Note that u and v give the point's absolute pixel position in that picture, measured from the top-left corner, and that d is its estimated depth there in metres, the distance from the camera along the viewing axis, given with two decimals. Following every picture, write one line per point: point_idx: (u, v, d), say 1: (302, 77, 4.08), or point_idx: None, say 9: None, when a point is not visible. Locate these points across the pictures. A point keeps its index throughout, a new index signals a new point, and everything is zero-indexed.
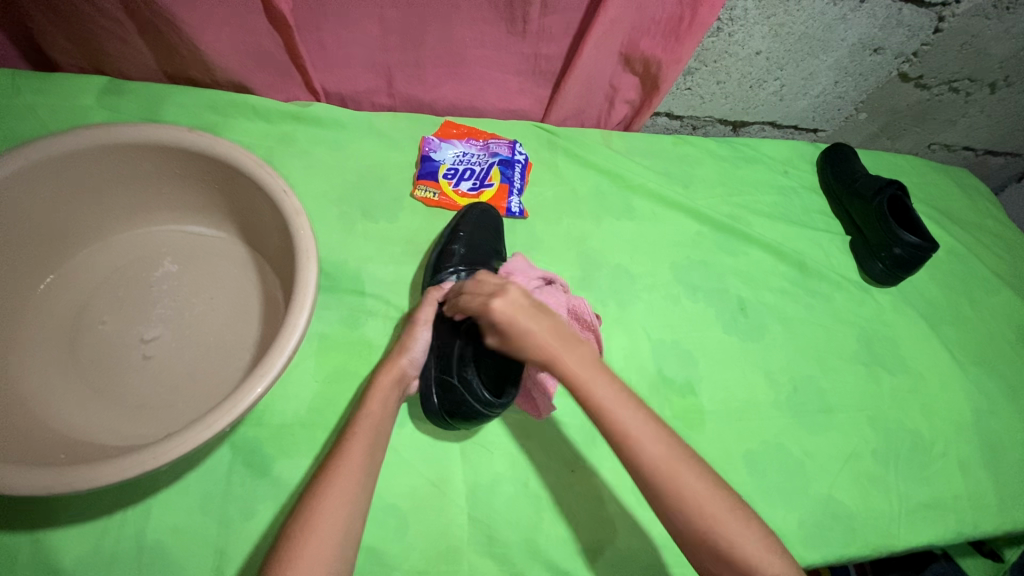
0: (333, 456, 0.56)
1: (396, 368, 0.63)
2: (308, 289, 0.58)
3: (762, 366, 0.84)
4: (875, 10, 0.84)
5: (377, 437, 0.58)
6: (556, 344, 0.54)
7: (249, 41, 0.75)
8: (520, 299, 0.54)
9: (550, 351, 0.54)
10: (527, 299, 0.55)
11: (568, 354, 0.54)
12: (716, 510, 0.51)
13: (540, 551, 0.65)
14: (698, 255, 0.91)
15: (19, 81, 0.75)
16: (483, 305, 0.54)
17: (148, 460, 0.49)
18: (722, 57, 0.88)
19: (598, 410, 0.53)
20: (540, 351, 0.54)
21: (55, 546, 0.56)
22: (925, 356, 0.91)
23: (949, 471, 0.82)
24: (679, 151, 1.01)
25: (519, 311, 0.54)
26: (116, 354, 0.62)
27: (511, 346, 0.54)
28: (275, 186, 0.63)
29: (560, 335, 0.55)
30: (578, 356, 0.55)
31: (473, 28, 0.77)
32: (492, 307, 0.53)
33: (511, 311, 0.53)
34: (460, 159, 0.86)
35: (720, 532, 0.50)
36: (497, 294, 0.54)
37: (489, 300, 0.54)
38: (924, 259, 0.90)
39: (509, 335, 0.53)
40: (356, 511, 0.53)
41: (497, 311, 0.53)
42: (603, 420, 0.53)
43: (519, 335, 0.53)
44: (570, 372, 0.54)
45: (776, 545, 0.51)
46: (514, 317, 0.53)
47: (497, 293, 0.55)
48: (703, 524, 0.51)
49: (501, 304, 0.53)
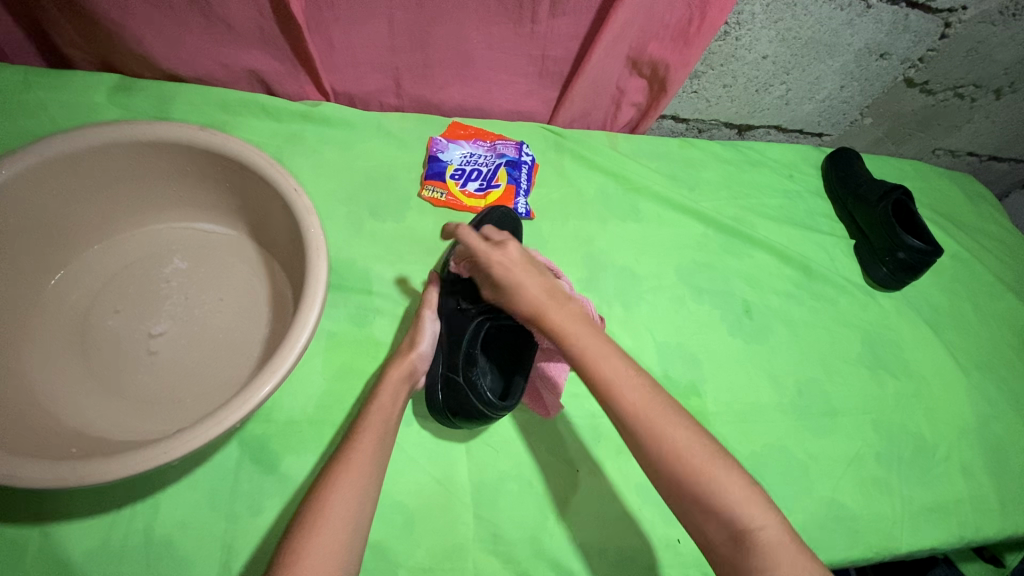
0: (342, 449, 0.56)
1: (407, 362, 0.63)
2: (319, 285, 0.59)
3: (766, 368, 0.84)
4: (882, 15, 0.84)
5: (386, 432, 0.59)
6: (547, 298, 0.56)
7: (261, 39, 0.76)
8: (514, 253, 0.58)
9: (541, 305, 0.56)
10: (521, 252, 0.59)
11: (555, 309, 0.56)
12: (699, 464, 0.51)
13: (544, 550, 0.65)
14: (703, 258, 0.92)
15: (31, 77, 0.76)
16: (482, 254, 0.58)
17: (160, 454, 0.49)
18: (729, 61, 0.88)
19: (579, 363, 0.54)
20: (529, 305, 0.57)
21: (63, 539, 0.56)
22: (928, 360, 0.91)
23: (951, 475, 0.82)
24: (685, 153, 1.01)
25: (512, 262, 0.58)
26: (122, 349, 0.63)
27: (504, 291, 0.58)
28: (286, 185, 0.63)
29: (554, 290, 0.58)
30: (568, 312, 0.56)
31: (482, 29, 0.78)
32: (490, 254, 0.58)
33: (504, 262, 0.57)
34: (467, 159, 0.86)
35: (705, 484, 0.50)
36: (496, 246, 0.59)
37: (488, 249, 0.58)
38: (928, 264, 0.90)
39: (502, 282, 0.57)
40: (365, 507, 0.53)
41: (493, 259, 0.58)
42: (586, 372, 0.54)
43: (511, 286, 0.57)
44: (555, 325, 0.56)
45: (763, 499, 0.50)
46: (510, 267, 0.57)
47: (497, 246, 0.59)
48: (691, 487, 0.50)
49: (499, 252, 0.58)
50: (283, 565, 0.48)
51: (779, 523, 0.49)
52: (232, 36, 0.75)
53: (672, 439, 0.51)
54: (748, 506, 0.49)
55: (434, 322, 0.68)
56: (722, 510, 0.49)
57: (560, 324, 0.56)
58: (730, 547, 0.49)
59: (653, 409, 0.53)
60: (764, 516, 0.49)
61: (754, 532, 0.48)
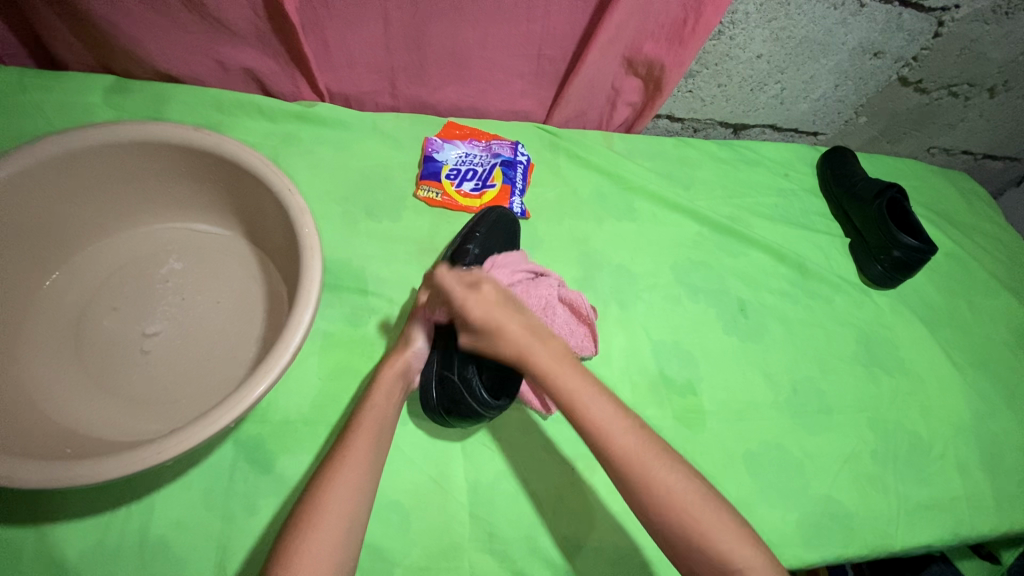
0: (337, 447, 0.56)
1: (400, 360, 0.64)
2: (312, 284, 0.59)
3: (762, 366, 0.85)
4: (875, 14, 0.85)
5: (381, 430, 0.59)
6: (533, 343, 0.56)
7: (256, 40, 0.76)
8: (491, 296, 0.57)
9: (526, 351, 0.55)
10: (495, 295, 0.57)
11: (541, 350, 0.56)
12: (683, 505, 0.53)
13: (540, 549, 0.65)
14: (699, 257, 0.92)
15: (25, 78, 0.76)
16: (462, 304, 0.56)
17: (154, 454, 0.49)
18: (723, 60, 0.89)
19: (569, 404, 0.55)
20: (515, 352, 0.55)
21: (59, 541, 0.56)
22: (923, 358, 0.92)
23: (947, 472, 0.82)
24: (680, 153, 1.01)
25: (491, 306, 0.56)
26: (116, 349, 0.63)
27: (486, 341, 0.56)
28: (281, 185, 0.63)
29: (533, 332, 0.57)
30: (555, 352, 0.57)
31: (476, 29, 0.78)
32: (469, 306, 0.55)
33: (481, 307, 0.55)
34: (463, 159, 0.87)
35: (689, 521, 0.52)
36: (471, 291, 0.56)
37: (466, 297, 0.56)
38: (922, 262, 0.91)
39: (484, 330, 0.55)
40: (361, 505, 0.53)
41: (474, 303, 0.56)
42: (573, 414, 0.55)
43: (496, 331, 0.55)
44: (544, 368, 0.55)
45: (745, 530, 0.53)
46: (490, 313, 0.55)
47: (472, 289, 0.57)
48: (674, 522, 0.53)
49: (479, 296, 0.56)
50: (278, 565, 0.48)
51: (762, 551, 0.52)
52: (226, 36, 0.75)
53: (657, 475, 0.53)
54: (732, 541, 0.52)
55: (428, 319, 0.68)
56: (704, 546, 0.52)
57: (544, 368, 0.55)
58: None
59: (642, 451, 0.54)
60: (746, 549, 0.51)
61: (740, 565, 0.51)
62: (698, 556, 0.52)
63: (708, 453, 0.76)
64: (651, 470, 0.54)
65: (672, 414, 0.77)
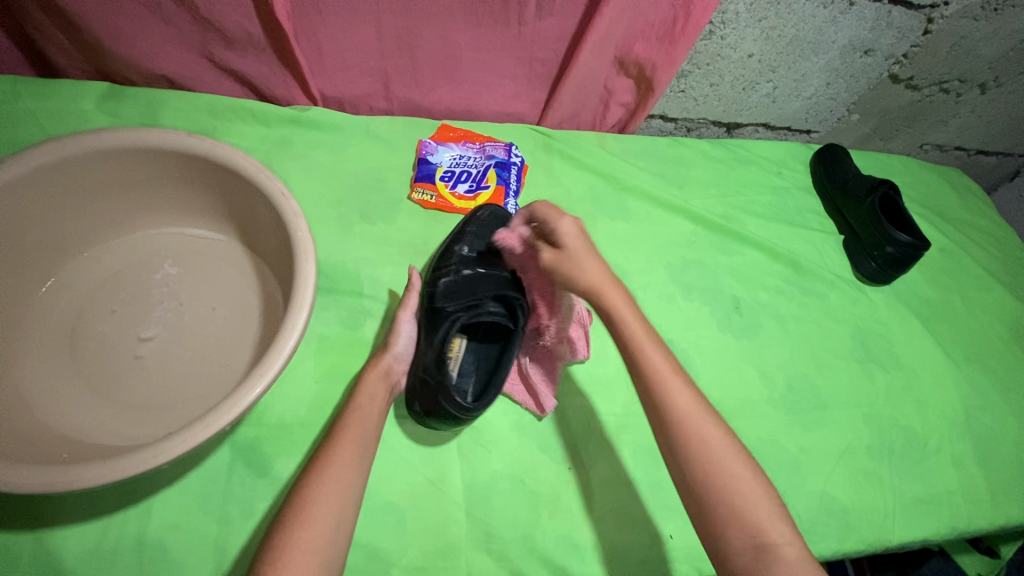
0: (326, 447, 0.57)
1: (381, 363, 0.65)
2: (307, 287, 0.59)
3: (757, 364, 0.85)
4: (865, 12, 0.85)
5: (367, 432, 0.59)
6: (609, 283, 0.58)
7: (248, 45, 0.76)
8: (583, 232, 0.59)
9: (598, 286, 0.58)
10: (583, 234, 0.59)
11: (617, 294, 0.58)
12: (727, 466, 0.54)
13: (537, 547, 0.65)
14: (693, 255, 0.92)
15: (20, 86, 0.76)
16: (552, 221, 0.59)
17: (149, 458, 0.49)
18: (715, 60, 0.89)
19: (633, 346, 0.58)
20: (586, 285, 0.57)
21: (57, 545, 0.56)
22: (918, 353, 0.92)
23: (942, 467, 0.83)
24: (674, 153, 1.02)
25: (579, 241, 0.58)
26: (110, 354, 0.63)
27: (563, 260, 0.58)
28: (274, 190, 0.64)
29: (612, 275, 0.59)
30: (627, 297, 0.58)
31: (467, 32, 0.78)
32: (564, 226, 0.58)
33: (573, 233, 0.58)
34: (456, 161, 0.87)
35: (732, 489, 0.53)
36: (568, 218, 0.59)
37: (563, 220, 0.58)
38: (916, 258, 0.91)
39: (570, 251, 0.58)
40: (350, 506, 0.54)
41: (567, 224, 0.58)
42: (639, 361, 0.58)
43: (578, 258, 0.57)
44: (615, 310, 0.57)
45: (783, 513, 0.53)
46: (578, 243, 0.58)
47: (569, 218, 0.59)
48: (713, 482, 0.53)
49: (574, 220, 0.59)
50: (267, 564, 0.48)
51: (799, 542, 0.51)
52: (219, 42, 0.76)
53: (709, 435, 0.55)
54: (769, 519, 0.51)
55: (410, 324, 0.70)
56: (742, 515, 0.51)
57: (615, 305, 0.57)
58: (751, 556, 0.50)
59: (698, 413, 0.56)
60: (785, 530, 0.51)
61: (778, 545, 0.50)
62: (734, 524, 0.51)
63: None
64: (704, 433, 0.55)
65: None
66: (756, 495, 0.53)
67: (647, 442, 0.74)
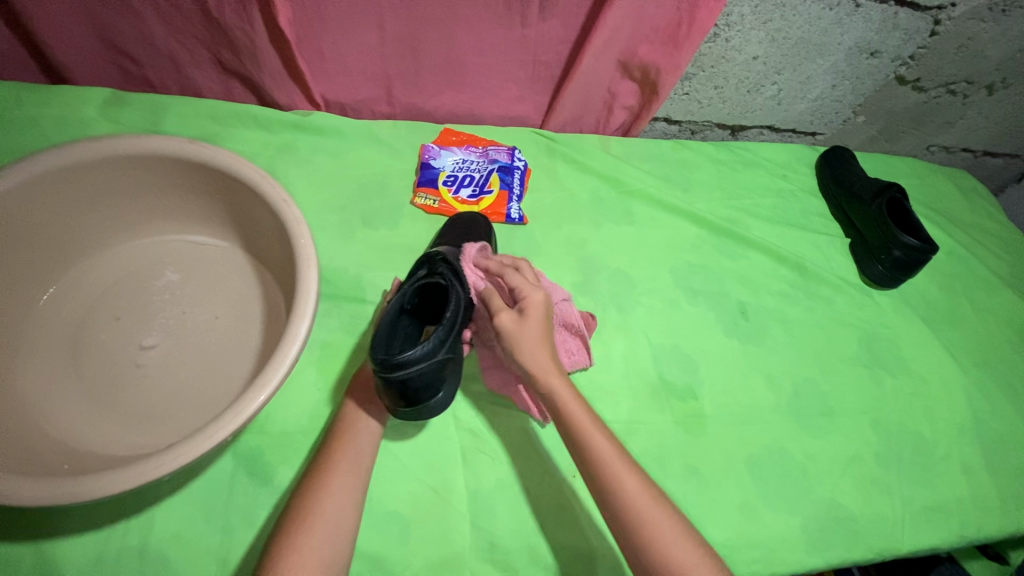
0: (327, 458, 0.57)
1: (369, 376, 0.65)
2: (309, 295, 0.58)
3: (763, 369, 0.84)
4: (871, 14, 0.84)
5: (365, 440, 0.60)
6: (553, 367, 0.58)
7: (250, 51, 0.76)
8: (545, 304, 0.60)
9: (544, 372, 0.58)
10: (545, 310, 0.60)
11: (559, 380, 0.58)
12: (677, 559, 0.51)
13: (542, 556, 0.64)
14: (697, 260, 0.91)
15: (22, 93, 0.76)
16: (525, 288, 0.60)
17: (151, 470, 0.49)
18: (719, 62, 0.88)
19: (576, 430, 0.56)
20: (536, 365, 0.57)
21: (58, 556, 0.56)
22: (925, 358, 0.91)
23: (951, 473, 0.82)
24: (678, 156, 1.01)
25: (537, 316, 0.58)
26: (112, 362, 0.62)
27: (518, 330, 0.57)
28: (276, 197, 0.63)
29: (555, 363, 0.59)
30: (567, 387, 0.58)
31: (470, 36, 0.78)
32: (535, 297, 0.59)
33: (539, 306, 0.59)
34: (459, 166, 0.87)
35: None
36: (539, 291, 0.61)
37: (535, 292, 0.60)
38: (923, 262, 0.90)
39: (535, 325, 0.58)
40: (349, 517, 0.54)
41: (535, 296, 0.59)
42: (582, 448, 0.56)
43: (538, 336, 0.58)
44: (558, 395, 0.57)
45: None
46: (542, 318, 0.59)
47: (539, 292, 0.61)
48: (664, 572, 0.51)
49: (540, 293, 0.60)
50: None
51: None
52: (221, 46, 0.75)
53: (657, 526, 0.53)
54: None
55: None
56: None
57: (558, 394, 0.57)
58: None
59: (648, 502, 0.54)
60: None
61: None
62: None
63: (709, 456, 0.75)
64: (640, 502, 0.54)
65: (673, 418, 0.77)
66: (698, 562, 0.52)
67: (651, 449, 0.74)
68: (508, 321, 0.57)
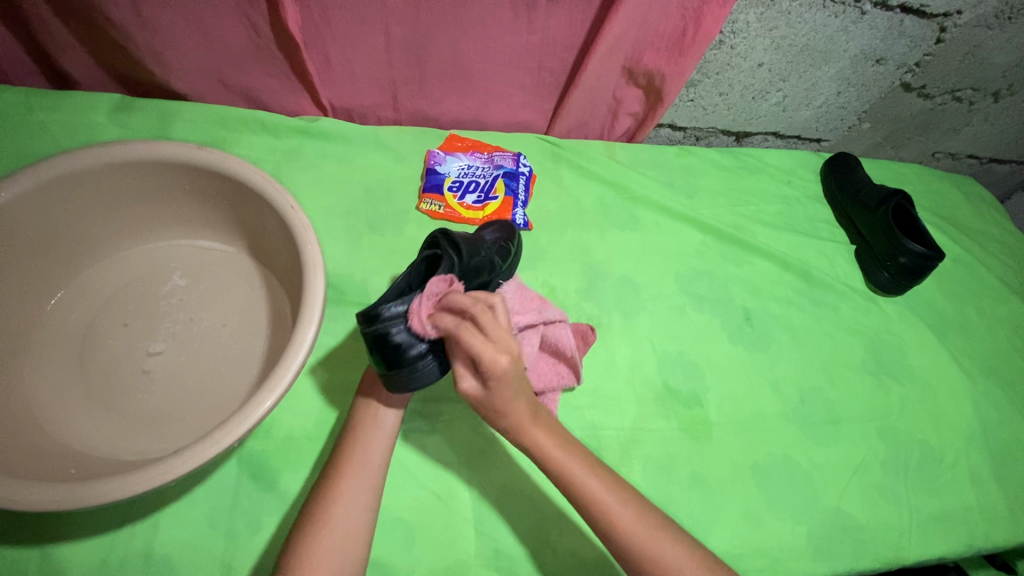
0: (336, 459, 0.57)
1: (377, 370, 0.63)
2: (315, 300, 0.58)
3: (769, 376, 0.84)
4: (877, 21, 0.84)
5: (377, 443, 0.58)
6: (529, 422, 0.52)
7: (258, 57, 0.77)
8: (513, 366, 0.46)
9: (518, 429, 0.52)
10: (518, 364, 0.47)
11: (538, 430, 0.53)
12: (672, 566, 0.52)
13: (546, 564, 0.64)
14: (702, 266, 0.91)
15: (32, 98, 0.77)
16: (485, 355, 0.44)
17: (157, 475, 0.49)
18: (725, 69, 0.89)
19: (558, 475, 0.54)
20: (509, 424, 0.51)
21: (64, 560, 0.56)
22: (932, 365, 0.91)
23: (959, 482, 0.81)
24: (682, 162, 1.01)
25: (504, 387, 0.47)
26: (118, 368, 0.63)
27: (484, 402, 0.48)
28: (283, 203, 0.63)
29: (533, 407, 0.52)
30: (546, 425, 0.54)
31: (477, 43, 0.78)
32: (499, 367, 0.45)
33: (504, 379, 0.46)
34: (465, 172, 0.87)
35: None
36: (506, 351, 0.45)
37: (501, 361, 0.45)
38: (929, 269, 0.90)
39: (501, 399, 0.48)
40: (361, 521, 0.54)
41: (500, 367, 0.45)
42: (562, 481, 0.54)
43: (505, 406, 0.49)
44: (535, 445, 0.53)
45: None
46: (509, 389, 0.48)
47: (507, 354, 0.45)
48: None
49: (504, 359, 0.45)
50: None
51: None
52: (230, 52, 0.76)
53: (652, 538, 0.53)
54: None
55: None
56: None
57: (538, 444, 0.53)
58: None
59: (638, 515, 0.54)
60: None
61: None
62: None
63: (714, 463, 0.75)
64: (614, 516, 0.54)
65: (678, 425, 0.76)
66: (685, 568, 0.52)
67: (656, 456, 0.73)
68: (472, 390, 0.47)
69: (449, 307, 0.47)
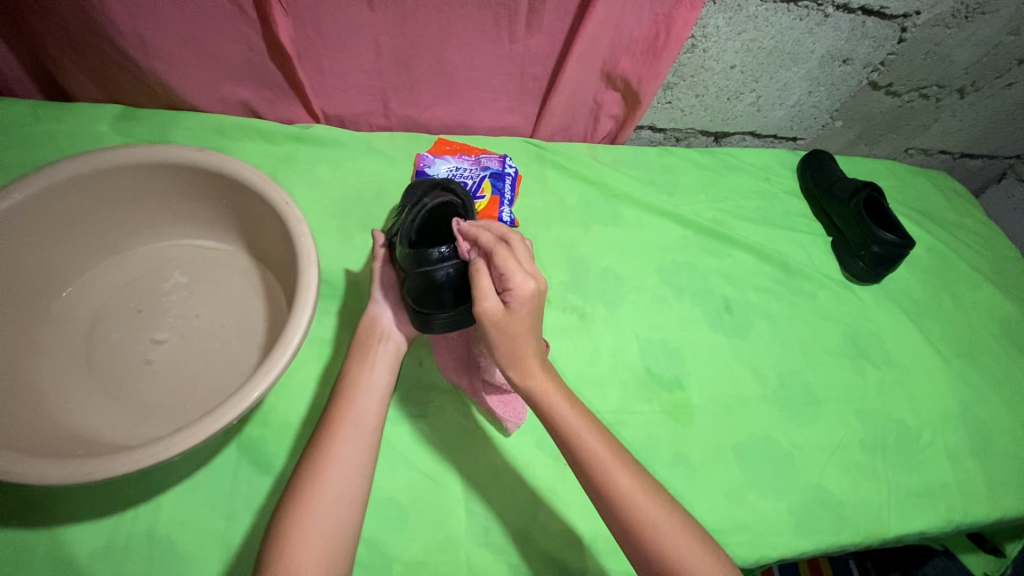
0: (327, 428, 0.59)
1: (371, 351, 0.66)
2: (309, 289, 0.62)
3: (749, 361, 0.87)
4: (840, 23, 0.89)
5: (369, 412, 0.61)
6: (535, 372, 0.56)
7: (254, 67, 0.82)
8: (537, 297, 0.54)
9: (526, 373, 0.56)
10: (541, 299, 0.55)
11: (541, 378, 0.56)
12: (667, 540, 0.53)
13: (535, 540, 0.66)
14: (683, 258, 0.95)
15: (38, 110, 0.81)
16: (523, 281, 0.52)
17: (160, 451, 0.52)
18: (698, 71, 0.93)
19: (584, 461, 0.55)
20: (518, 366, 0.55)
21: (69, 540, 0.59)
22: (909, 349, 0.94)
23: (936, 460, 0.83)
24: (662, 161, 1.05)
25: (529, 309, 0.53)
26: (123, 358, 0.66)
27: (503, 324, 0.53)
28: (279, 199, 0.67)
29: (540, 356, 0.56)
30: (550, 379, 0.57)
31: (462, 51, 0.83)
32: (529, 288, 0.52)
33: (535, 299, 0.53)
34: (453, 173, 0.91)
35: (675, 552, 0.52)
36: (534, 280, 0.53)
37: (530, 282, 0.53)
38: (901, 257, 0.94)
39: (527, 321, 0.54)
40: (355, 484, 0.56)
41: (528, 289, 0.53)
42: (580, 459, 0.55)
43: (520, 337, 0.54)
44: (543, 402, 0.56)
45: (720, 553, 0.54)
46: (536, 305, 0.54)
47: (532, 280, 0.53)
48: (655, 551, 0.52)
49: (533, 284, 0.53)
50: (277, 539, 0.52)
51: None
52: (226, 62, 0.80)
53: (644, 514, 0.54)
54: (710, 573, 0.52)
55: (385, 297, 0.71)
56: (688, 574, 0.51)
57: (558, 410, 0.56)
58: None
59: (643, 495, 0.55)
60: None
61: None
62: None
63: (696, 444, 0.77)
64: (607, 474, 0.55)
65: (661, 408, 0.79)
66: (673, 529, 0.53)
67: (640, 438, 0.76)
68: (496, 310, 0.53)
69: (485, 231, 0.56)
